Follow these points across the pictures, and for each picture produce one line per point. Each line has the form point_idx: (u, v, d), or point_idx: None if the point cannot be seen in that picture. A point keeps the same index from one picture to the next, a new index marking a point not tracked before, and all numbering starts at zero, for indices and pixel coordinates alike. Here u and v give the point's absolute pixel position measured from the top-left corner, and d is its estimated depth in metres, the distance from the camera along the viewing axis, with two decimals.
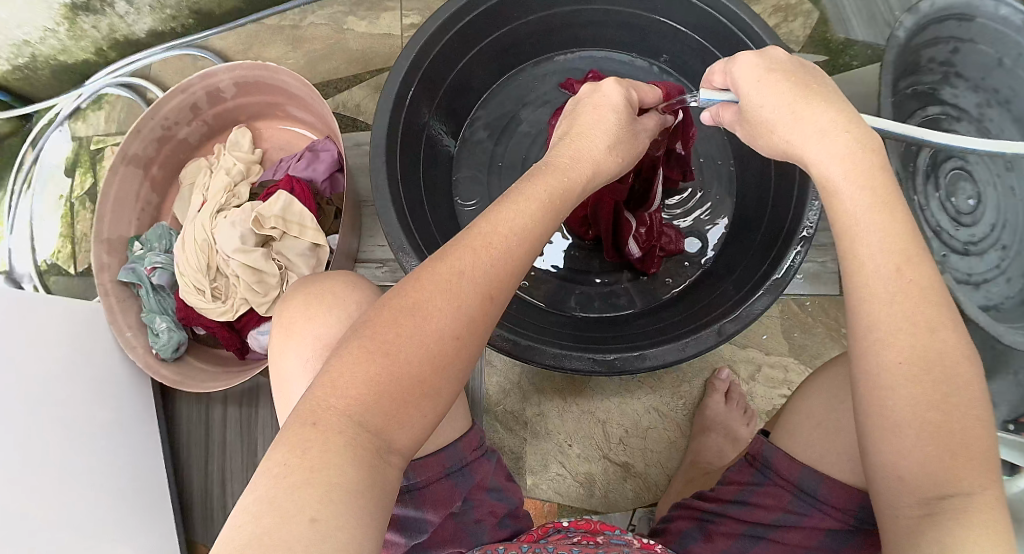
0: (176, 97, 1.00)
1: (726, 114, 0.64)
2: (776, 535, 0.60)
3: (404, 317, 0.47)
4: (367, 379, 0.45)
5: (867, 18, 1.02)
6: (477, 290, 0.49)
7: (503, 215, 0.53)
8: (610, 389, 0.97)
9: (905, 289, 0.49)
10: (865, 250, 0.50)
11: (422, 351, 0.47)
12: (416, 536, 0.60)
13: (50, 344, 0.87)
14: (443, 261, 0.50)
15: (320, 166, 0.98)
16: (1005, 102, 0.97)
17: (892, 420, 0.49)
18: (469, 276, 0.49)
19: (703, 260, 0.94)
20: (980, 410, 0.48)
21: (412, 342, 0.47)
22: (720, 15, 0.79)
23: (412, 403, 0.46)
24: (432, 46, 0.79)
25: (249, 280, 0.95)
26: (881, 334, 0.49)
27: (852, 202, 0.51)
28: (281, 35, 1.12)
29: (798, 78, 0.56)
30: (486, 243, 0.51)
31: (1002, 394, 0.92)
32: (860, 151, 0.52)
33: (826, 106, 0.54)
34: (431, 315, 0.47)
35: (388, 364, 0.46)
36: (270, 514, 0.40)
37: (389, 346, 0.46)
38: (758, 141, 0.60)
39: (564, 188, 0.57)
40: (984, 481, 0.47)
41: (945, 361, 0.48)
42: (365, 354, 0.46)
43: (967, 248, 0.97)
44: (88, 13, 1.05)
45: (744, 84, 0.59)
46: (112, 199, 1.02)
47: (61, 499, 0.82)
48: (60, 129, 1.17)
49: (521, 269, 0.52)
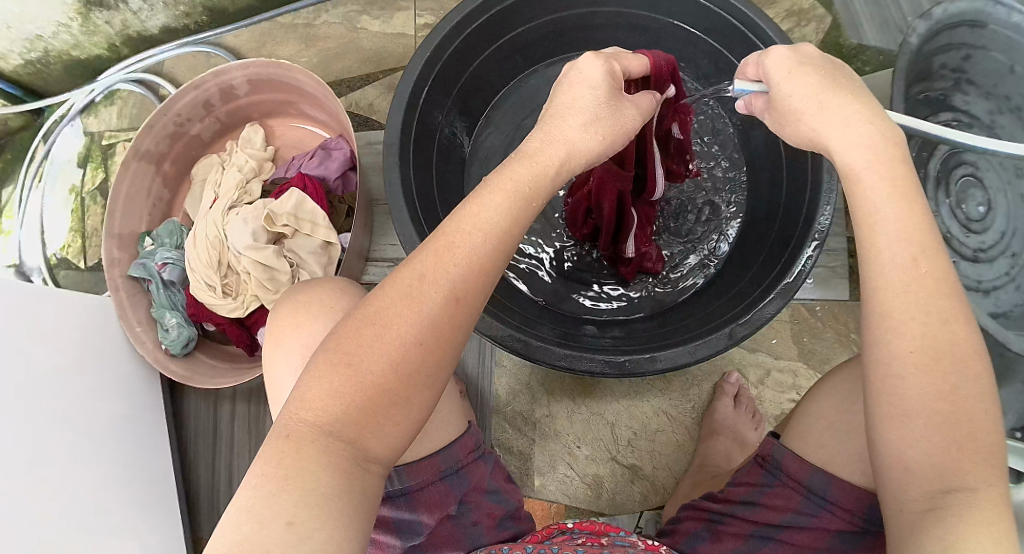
0: (188, 94, 1.00)
1: (757, 103, 0.62)
2: (785, 536, 0.60)
3: (366, 328, 0.48)
4: (332, 391, 0.47)
5: (881, 23, 1.01)
6: (441, 295, 0.49)
7: (466, 213, 0.52)
8: (619, 391, 0.98)
9: (921, 280, 0.49)
10: (882, 236, 0.50)
11: (383, 360, 0.47)
12: (410, 538, 0.61)
13: (63, 338, 0.88)
14: (406, 269, 0.50)
15: (333, 164, 0.98)
16: (1016, 109, 0.96)
17: (899, 409, 0.49)
18: (431, 280, 0.49)
19: (713, 262, 0.94)
20: (988, 403, 0.49)
21: (375, 352, 0.47)
22: (732, 18, 0.79)
23: (381, 412, 0.47)
24: (446, 45, 0.79)
25: (259, 276, 0.95)
26: (894, 323, 0.49)
27: (872, 189, 0.51)
28: (295, 33, 1.12)
29: (827, 72, 0.55)
30: (449, 245, 0.50)
31: (1010, 402, 0.92)
32: (883, 143, 0.52)
33: (852, 99, 0.54)
34: (396, 324, 0.48)
35: (352, 374, 0.47)
36: (248, 522, 0.42)
37: (352, 356, 0.47)
38: (784, 130, 0.58)
39: (532, 179, 0.54)
40: (989, 477, 0.48)
41: (955, 351, 0.48)
42: (328, 367, 0.47)
43: (978, 254, 0.97)
44: (101, 9, 1.06)
45: (776, 74, 0.57)
46: (123, 194, 1.02)
47: (75, 489, 0.83)
48: (71, 124, 1.17)
49: (491, 268, 0.51)
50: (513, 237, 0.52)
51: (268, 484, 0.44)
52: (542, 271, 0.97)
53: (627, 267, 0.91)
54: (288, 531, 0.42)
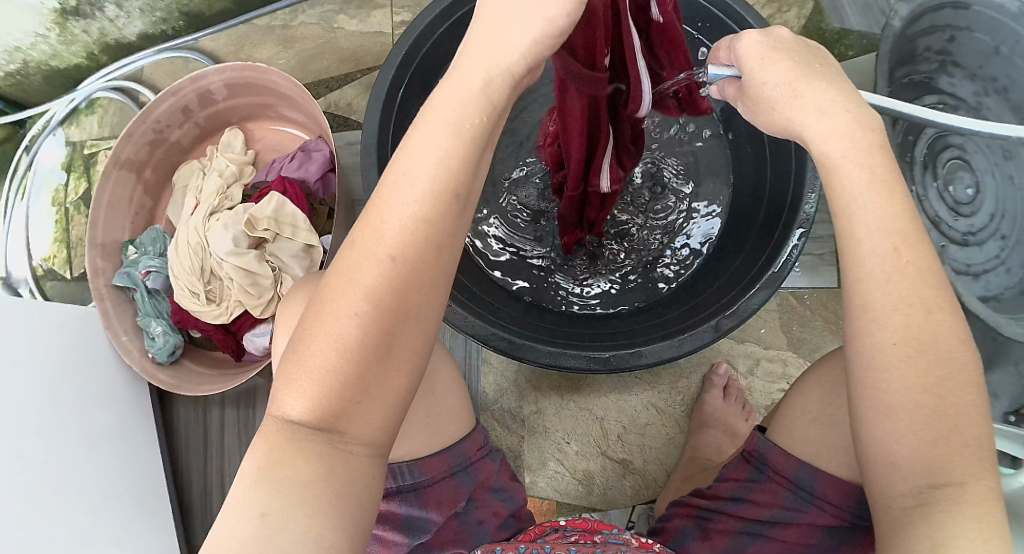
0: (166, 101, 0.99)
1: (730, 90, 0.61)
2: (774, 532, 0.59)
3: (315, 313, 0.45)
4: (293, 381, 0.45)
5: (862, 5, 1.01)
6: (371, 265, 0.44)
7: (395, 161, 0.46)
8: (608, 385, 0.97)
9: (902, 269, 0.48)
10: (862, 227, 0.49)
11: (331, 342, 0.44)
12: (418, 536, 0.59)
13: (53, 351, 0.87)
14: (345, 248, 0.46)
15: (313, 166, 0.97)
16: (1003, 90, 0.95)
17: (886, 403, 0.48)
18: (366, 250, 0.44)
19: (701, 248, 0.93)
20: (975, 393, 0.48)
21: (320, 336, 0.45)
22: (707, 5, 0.79)
23: (348, 394, 0.44)
24: (421, 47, 0.78)
25: (242, 283, 0.94)
26: (876, 314, 0.49)
27: (849, 180, 0.50)
28: (272, 35, 1.11)
29: (801, 57, 0.53)
30: (379, 203, 0.45)
31: (1002, 385, 0.92)
32: (860, 130, 0.50)
33: (826, 85, 0.52)
34: (337, 310, 0.44)
35: (304, 363, 0.45)
36: (225, 516, 0.43)
37: (303, 345, 0.45)
38: (759, 118, 0.57)
39: (459, 104, 0.45)
40: (976, 471, 0.47)
41: (940, 344, 0.48)
42: (286, 359, 0.46)
43: (967, 237, 0.97)
44: (77, 18, 1.04)
45: (749, 60, 0.55)
46: (104, 203, 1.01)
47: (65, 507, 0.82)
48: (53, 134, 1.16)
49: (439, 214, 0.45)
50: (454, 180, 0.45)
51: (256, 460, 0.44)
52: (524, 264, 0.95)
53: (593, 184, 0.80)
54: (261, 523, 0.42)
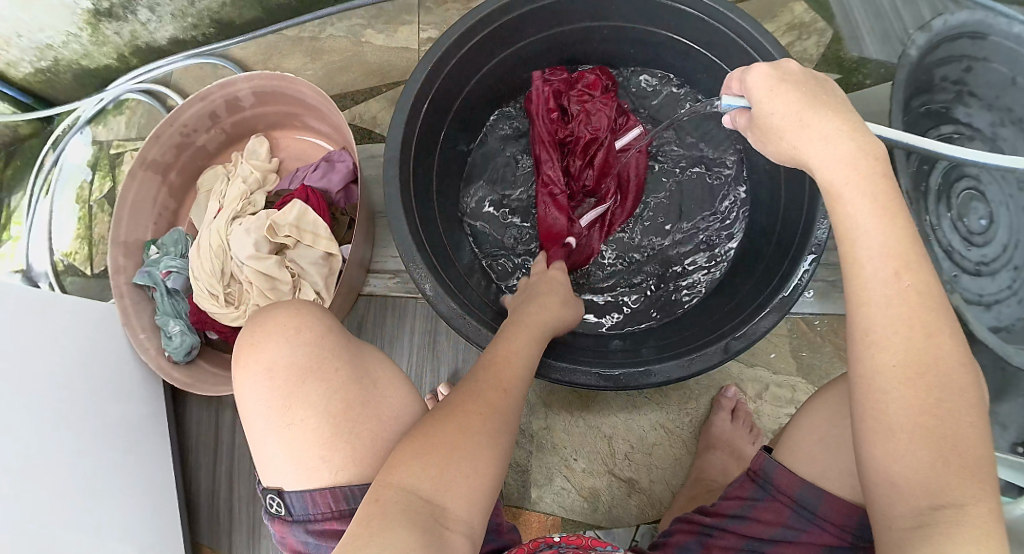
0: (194, 106, 1.02)
1: (741, 120, 0.62)
2: (775, 550, 0.60)
3: (443, 418, 0.57)
4: (419, 461, 0.54)
5: (881, 36, 1.02)
6: (501, 389, 0.61)
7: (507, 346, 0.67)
8: (618, 404, 0.98)
9: (902, 294, 0.50)
10: (863, 251, 0.51)
11: (461, 436, 0.56)
12: None
13: (69, 341, 0.89)
14: (474, 382, 0.61)
15: (335, 176, 1.00)
16: (1019, 121, 0.93)
17: (886, 423, 0.49)
18: (499, 386, 0.61)
19: (715, 273, 0.94)
20: (976, 417, 0.49)
21: (450, 433, 0.56)
22: (726, 29, 0.80)
23: (461, 482, 0.54)
24: (444, 63, 0.80)
25: (262, 286, 0.96)
26: (877, 337, 0.50)
27: (852, 205, 0.52)
28: (301, 46, 1.14)
29: (807, 89, 0.56)
30: (502, 365, 0.64)
31: (1010, 417, 0.92)
32: (862, 157, 0.52)
33: (833, 116, 0.54)
34: (473, 411, 0.58)
35: (433, 448, 0.55)
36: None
37: (430, 439, 0.55)
38: (766, 148, 0.59)
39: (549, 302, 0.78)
40: (976, 492, 0.46)
41: (940, 369, 0.49)
42: (410, 447, 0.55)
43: (979, 268, 0.97)
44: (110, 20, 1.07)
45: (758, 91, 0.57)
46: (128, 202, 1.04)
47: (66, 495, 0.82)
48: (81, 132, 1.19)
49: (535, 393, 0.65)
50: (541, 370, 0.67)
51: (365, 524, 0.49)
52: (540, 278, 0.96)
53: (606, 130, 0.95)
54: None
